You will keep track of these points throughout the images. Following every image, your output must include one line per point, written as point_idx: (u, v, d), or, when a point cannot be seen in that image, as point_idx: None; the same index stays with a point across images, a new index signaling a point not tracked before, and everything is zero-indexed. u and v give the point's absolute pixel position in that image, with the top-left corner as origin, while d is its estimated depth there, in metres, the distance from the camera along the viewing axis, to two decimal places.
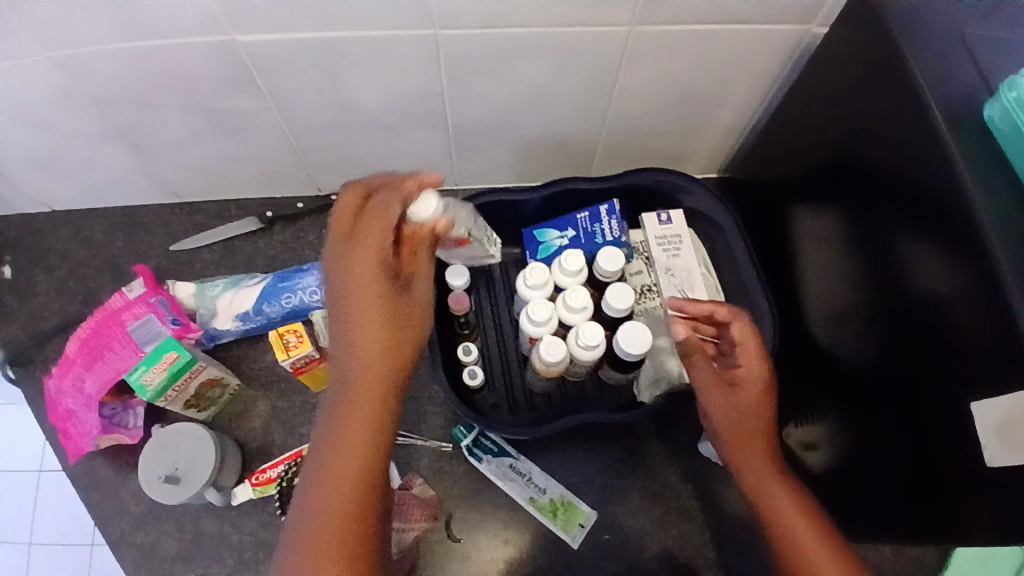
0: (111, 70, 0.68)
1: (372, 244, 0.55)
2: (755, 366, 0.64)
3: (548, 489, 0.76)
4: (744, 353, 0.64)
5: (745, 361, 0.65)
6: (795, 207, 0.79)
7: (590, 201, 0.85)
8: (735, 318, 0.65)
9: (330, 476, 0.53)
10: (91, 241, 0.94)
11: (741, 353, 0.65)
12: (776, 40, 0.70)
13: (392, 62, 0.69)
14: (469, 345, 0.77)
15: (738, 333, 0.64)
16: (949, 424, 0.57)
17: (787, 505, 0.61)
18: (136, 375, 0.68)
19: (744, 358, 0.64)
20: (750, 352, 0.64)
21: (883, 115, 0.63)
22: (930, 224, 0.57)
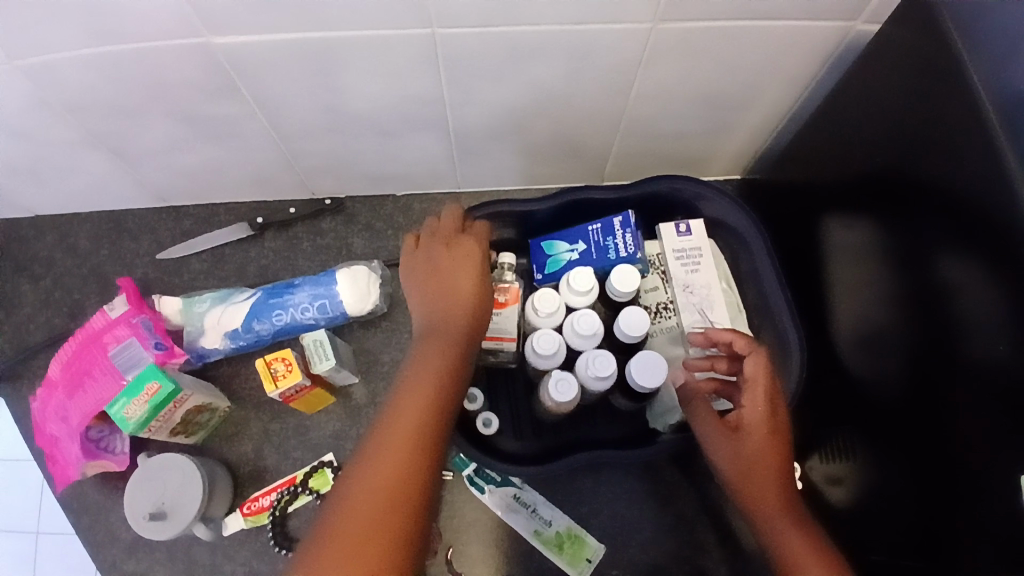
0: (84, 79, 0.62)
1: (469, 240, 0.64)
2: (759, 408, 0.60)
3: (554, 521, 0.72)
4: (750, 391, 0.61)
5: (749, 402, 0.61)
6: (829, 219, 0.72)
7: (602, 211, 0.78)
8: (750, 352, 0.62)
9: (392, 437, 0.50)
10: (76, 248, 0.89)
11: (746, 392, 0.61)
12: (818, 38, 0.63)
13: (388, 63, 0.62)
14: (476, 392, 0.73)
15: (749, 367, 0.62)
16: (1002, 486, 0.51)
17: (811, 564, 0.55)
18: (117, 407, 0.65)
19: (749, 397, 0.61)
20: (758, 390, 0.61)
21: (936, 129, 0.55)
22: (990, 259, 0.50)
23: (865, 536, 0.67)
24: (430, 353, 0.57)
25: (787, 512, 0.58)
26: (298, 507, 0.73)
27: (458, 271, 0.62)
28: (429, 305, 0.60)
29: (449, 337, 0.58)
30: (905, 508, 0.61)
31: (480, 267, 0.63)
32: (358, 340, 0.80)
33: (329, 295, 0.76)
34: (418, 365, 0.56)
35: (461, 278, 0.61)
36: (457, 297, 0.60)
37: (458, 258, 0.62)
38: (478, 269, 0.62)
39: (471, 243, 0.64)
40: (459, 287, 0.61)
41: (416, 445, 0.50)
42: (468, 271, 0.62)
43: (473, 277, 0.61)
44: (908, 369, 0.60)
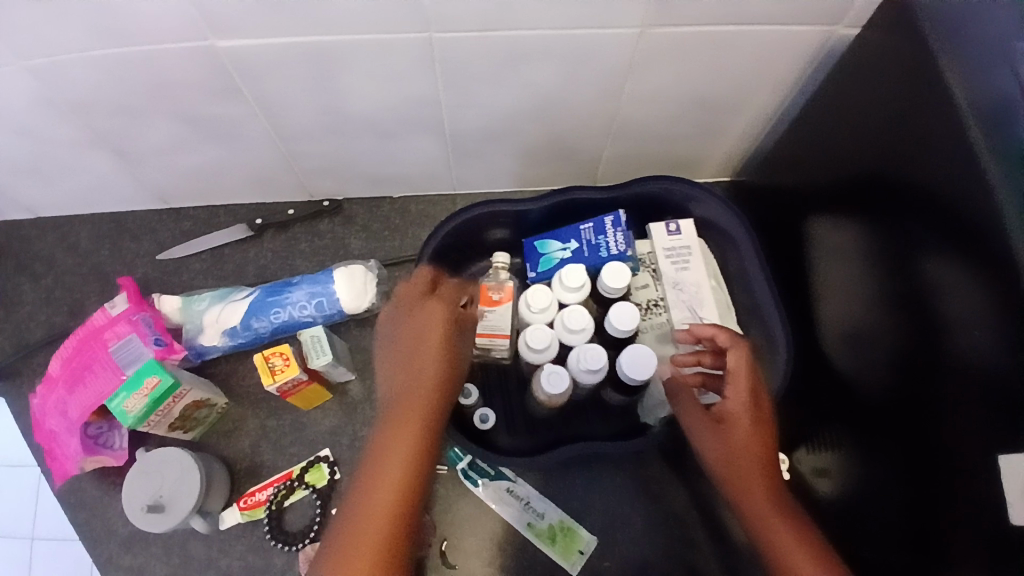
0: (89, 79, 0.64)
1: (435, 304, 0.64)
2: (741, 400, 0.62)
3: (546, 514, 0.73)
4: (732, 383, 0.63)
5: (732, 395, 0.62)
6: (814, 219, 0.74)
7: (594, 211, 0.80)
8: (732, 346, 0.64)
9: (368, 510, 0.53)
10: (77, 248, 0.90)
11: (729, 384, 0.63)
12: (800, 42, 0.65)
13: (385, 66, 0.64)
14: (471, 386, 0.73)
15: (731, 360, 0.63)
16: (978, 472, 0.52)
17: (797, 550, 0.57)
18: (117, 401, 0.66)
19: (731, 390, 0.63)
20: (739, 382, 0.62)
21: (912, 129, 0.57)
22: (966, 254, 0.52)
23: (852, 528, 0.68)
24: (399, 425, 0.58)
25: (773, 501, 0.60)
26: (294, 502, 0.73)
27: (425, 336, 0.62)
28: (397, 372, 0.61)
29: (417, 405, 0.59)
30: (890, 499, 0.62)
31: (448, 328, 0.64)
32: (355, 338, 0.81)
33: (326, 294, 0.78)
34: (387, 436, 0.57)
35: (427, 342, 0.62)
36: (424, 361, 0.61)
37: (424, 323, 0.63)
38: (443, 332, 0.63)
39: (438, 304, 0.64)
40: (426, 352, 0.62)
41: (390, 527, 0.53)
42: (434, 334, 0.62)
43: (439, 341, 0.62)
44: (893, 366, 0.62)
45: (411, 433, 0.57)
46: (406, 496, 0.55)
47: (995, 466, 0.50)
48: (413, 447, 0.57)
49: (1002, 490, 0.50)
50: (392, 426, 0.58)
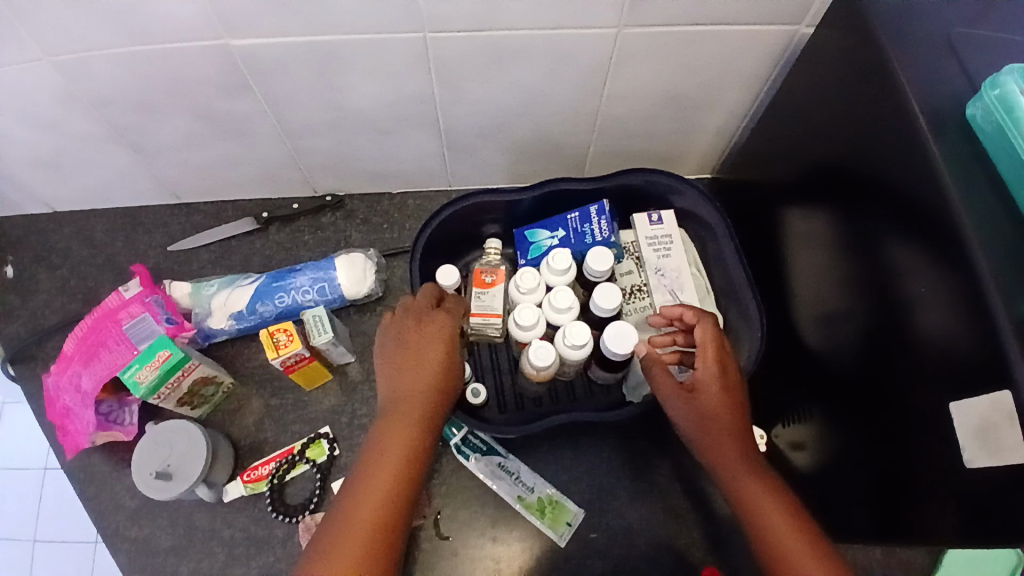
0: (110, 76, 0.69)
1: (443, 316, 0.69)
2: (709, 370, 0.66)
3: (536, 487, 0.77)
4: (701, 355, 0.67)
5: (701, 364, 0.67)
6: (785, 207, 0.79)
7: (581, 201, 0.85)
8: (699, 320, 0.69)
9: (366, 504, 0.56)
10: (92, 240, 0.95)
11: (698, 356, 0.67)
12: (766, 41, 0.71)
13: (384, 64, 0.70)
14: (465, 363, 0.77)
15: (698, 333, 0.67)
16: (934, 430, 0.56)
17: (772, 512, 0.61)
18: (129, 373, 0.70)
19: (700, 360, 0.67)
20: (708, 353, 0.67)
21: (864, 117, 0.63)
22: (918, 227, 0.56)
23: (831, 495, 0.72)
24: (397, 430, 0.61)
25: (746, 464, 0.64)
26: (295, 476, 0.77)
27: (433, 343, 0.66)
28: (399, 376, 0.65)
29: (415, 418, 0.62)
30: (861, 462, 0.66)
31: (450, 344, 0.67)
32: (355, 322, 0.85)
33: (328, 279, 0.82)
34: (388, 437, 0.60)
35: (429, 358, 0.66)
36: (425, 374, 0.65)
37: (431, 332, 0.67)
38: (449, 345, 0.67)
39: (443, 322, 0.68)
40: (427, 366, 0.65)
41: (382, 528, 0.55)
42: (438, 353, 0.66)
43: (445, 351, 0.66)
44: (863, 341, 0.65)
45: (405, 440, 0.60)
46: (395, 497, 0.57)
47: (949, 420, 0.54)
48: (409, 450, 0.60)
49: (955, 440, 0.54)
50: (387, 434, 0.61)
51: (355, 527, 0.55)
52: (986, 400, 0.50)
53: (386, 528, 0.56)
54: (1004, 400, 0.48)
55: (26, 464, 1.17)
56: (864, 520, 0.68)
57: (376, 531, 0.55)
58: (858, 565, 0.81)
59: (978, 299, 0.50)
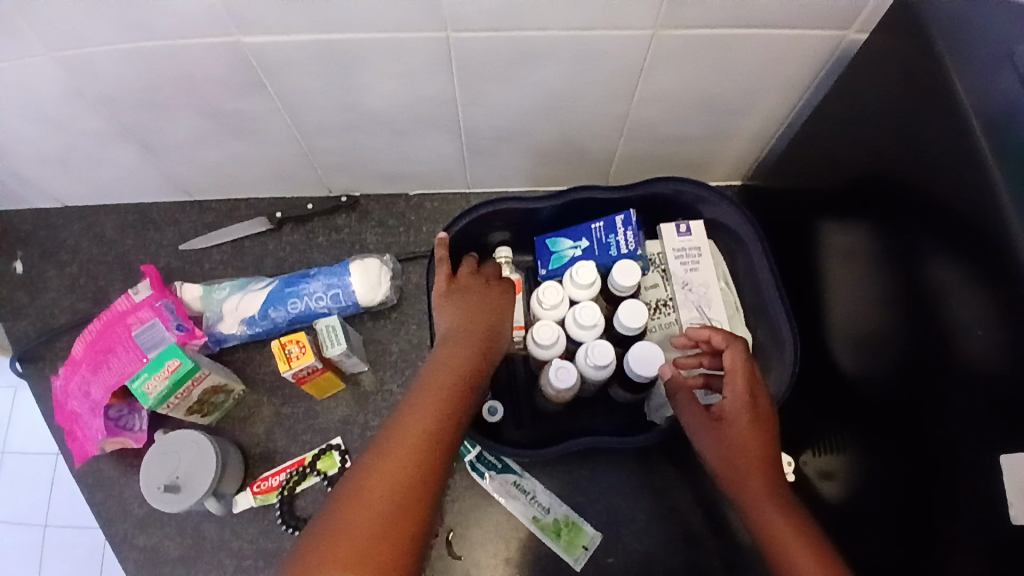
0: (119, 73, 0.67)
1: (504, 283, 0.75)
2: (739, 399, 0.63)
3: (552, 508, 0.74)
4: (730, 383, 0.64)
5: (730, 393, 0.64)
6: (822, 222, 0.75)
7: (605, 210, 0.81)
8: (729, 345, 0.65)
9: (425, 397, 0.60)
10: (102, 237, 0.94)
11: (727, 383, 0.64)
12: (812, 46, 0.66)
13: (405, 65, 0.66)
14: None
15: (727, 360, 0.64)
16: (982, 477, 0.52)
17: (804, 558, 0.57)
18: (138, 383, 0.68)
19: (729, 388, 0.64)
20: (738, 381, 0.64)
21: (919, 135, 0.58)
22: (975, 260, 0.52)
23: (857, 529, 0.69)
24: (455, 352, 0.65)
25: (774, 501, 0.60)
26: (305, 488, 0.75)
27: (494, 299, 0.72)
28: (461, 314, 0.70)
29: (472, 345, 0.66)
30: (895, 501, 0.63)
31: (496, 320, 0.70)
32: (368, 330, 0.83)
33: (342, 285, 0.80)
34: (447, 357, 0.65)
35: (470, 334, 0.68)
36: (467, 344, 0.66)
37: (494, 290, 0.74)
38: (504, 304, 0.73)
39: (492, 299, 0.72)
40: (468, 340, 0.67)
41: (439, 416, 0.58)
42: (482, 327, 0.69)
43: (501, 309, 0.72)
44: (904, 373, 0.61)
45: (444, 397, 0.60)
46: (435, 436, 0.56)
47: (999, 467, 0.50)
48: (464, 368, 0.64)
49: (1003, 489, 0.50)
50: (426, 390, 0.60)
51: (397, 455, 0.54)
52: None
53: (427, 446, 0.56)
54: None
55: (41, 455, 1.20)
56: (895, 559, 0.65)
57: (418, 449, 0.55)
58: None
59: None
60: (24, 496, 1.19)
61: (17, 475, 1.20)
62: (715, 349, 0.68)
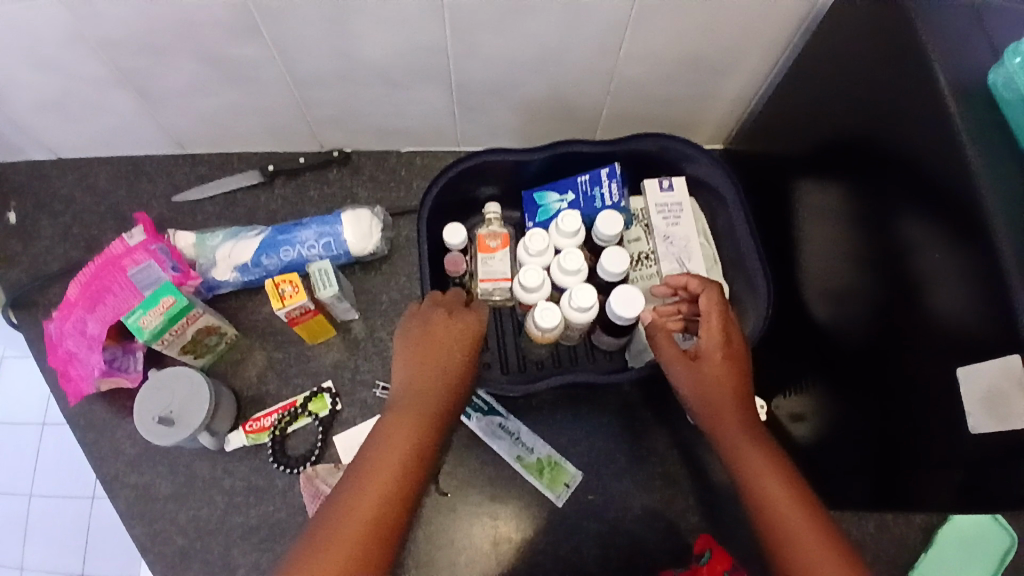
0: (117, 16, 0.67)
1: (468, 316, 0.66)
2: (714, 339, 0.66)
3: (535, 448, 0.78)
4: (706, 323, 0.67)
5: (706, 335, 0.67)
6: (798, 179, 0.78)
7: (592, 164, 0.84)
8: (704, 289, 0.69)
9: (374, 472, 0.55)
10: (96, 188, 0.95)
11: (703, 325, 0.67)
12: (789, 5, 0.69)
13: (399, 15, 0.68)
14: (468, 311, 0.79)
15: (703, 302, 0.67)
16: (942, 399, 0.56)
17: (777, 486, 0.60)
18: (133, 318, 0.70)
19: (704, 329, 0.67)
20: (712, 322, 0.67)
21: (887, 87, 0.61)
22: (931, 202, 0.56)
23: (828, 466, 0.73)
24: (414, 410, 0.59)
25: (751, 434, 0.64)
26: (297, 428, 0.78)
27: (451, 337, 0.64)
28: (416, 361, 0.62)
29: (432, 401, 0.60)
30: (860, 435, 0.67)
31: (452, 384, 0.62)
32: (359, 280, 0.85)
33: (334, 234, 0.82)
34: (401, 415, 0.59)
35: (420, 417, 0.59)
36: (412, 420, 0.59)
37: (454, 324, 0.65)
38: (469, 343, 0.64)
39: (451, 352, 0.63)
40: (424, 400, 0.60)
41: (386, 494, 0.55)
42: (444, 382, 0.62)
43: (461, 346, 0.64)
44: (873, 315, 0.64)
45: (385, 489, 0.55)
46: (383, 524, 0.53)
47: (956, 388, 0.54)
48: (421, 430, 0.58)
49: (961, 407, 0.54)
50: (373, 472, 0.55)
51: (342, 545, 0.52)
52: (994, 364, 0.50)
53: (374, 534, 0.53)
54: (1014, 365, 0.48)
55: (26, 417, 1.24)
56: (858, 489, 0.69)
57: (366, 538, 0.52)
58: (850, 536, 0.81)
59: (997, 273, 0.49)
60: (8, 458, 1.22)
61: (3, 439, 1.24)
62: (691, 296, 0.71)
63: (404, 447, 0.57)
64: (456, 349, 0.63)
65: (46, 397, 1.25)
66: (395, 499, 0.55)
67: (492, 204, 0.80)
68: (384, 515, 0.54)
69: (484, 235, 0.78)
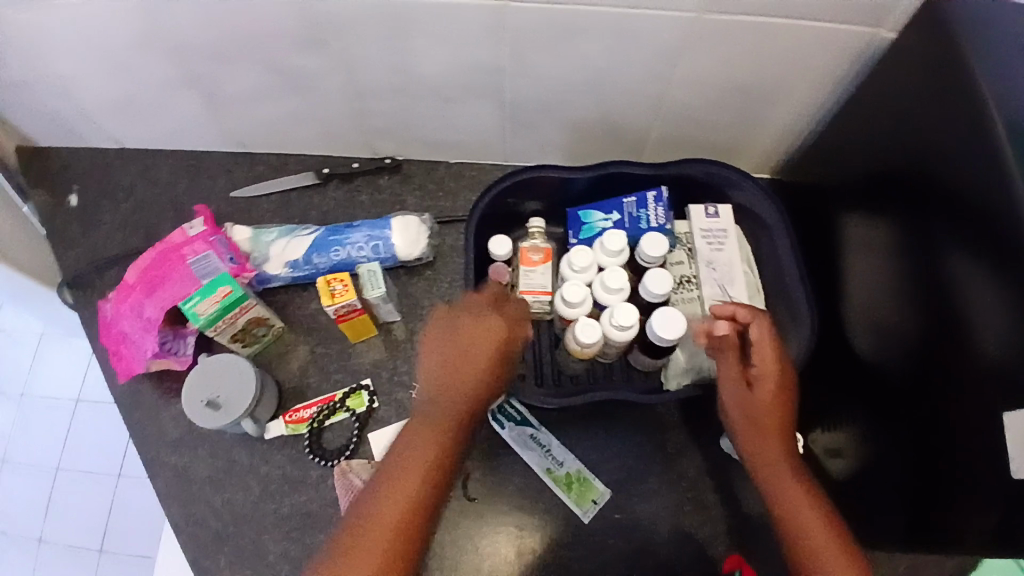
0: (195, 19, 0.72)
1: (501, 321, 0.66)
2: (769, 367, 0.66)
3: (565, 462, 0.78)
4: (759, 352, 0.66)
5: (759, 361, 0.66)
6: (844, 213, 0.78)
7: (637, 186, 0.85)
8: (754, 319, 0.67)
9: (400, 475, 0.60)
10: (157, 180, 0.99)
11: (756, 353, 0.66)
12: (843, 42, 0.70)
13: (460, 33, 0.71)
14: None
15: (756, 334, 0.66)
16: (987, 442, 0.55)
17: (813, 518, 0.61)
18: (191, 304, 0.73)
19: (758, 357, 0.66)
20: (766, 350, 0.66)
21: (940, 128, 0.62)
22: (980, 245, 0.56)
23: (863, 503, 0.72)
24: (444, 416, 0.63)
25: (789, 464, 0.64)
26: (334, 423, 0.80)
27: (482, 342, 0.65)
28: (447, 364, 0.65)
29: (463, 406, 0.63)
30: (899, 474, 0.66)
31: (483, 389, 0.64)
32: (403, 284, 0.88)
33: (383, 238, 0.84)
34: (424, 419, 0.62)
35: (432, 450, 0.61)
36: (435, 424, 0.62)
37: (486, 328, 0.66)
38: (501, 347, 0.65)
39: (482, 357, 0.64)
40: (456, 406, 0.63)
41: (410, 496, 0.59)
42: (476, 387, 0.64)
43: (491, 351, 0.65)
44: (916, 355, 0.64)
45: (410, 490, 0.59)
46: (409, 526, 0.58)
47: (1002, 432, 0.53)
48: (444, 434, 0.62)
49: (1006, 450, 0.53)
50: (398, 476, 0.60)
51: (374, 541, 0.57)
52: None
53: (401, 532, 0.58)
54: None
55: (59, 394, 1.29)
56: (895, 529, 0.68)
57: (394, 536, 0.57)
58: None
59: None
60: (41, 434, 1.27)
61: (37, 414, 1.28)
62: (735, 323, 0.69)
63: (427, 452, 0.61)
64: (486, 353, 0.65)
65: (81, 375, 1.30)
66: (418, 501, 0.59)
67: (536, 219, 0.82)
68: (410, 517, 0.58)
69: (527, 248, 0.81)
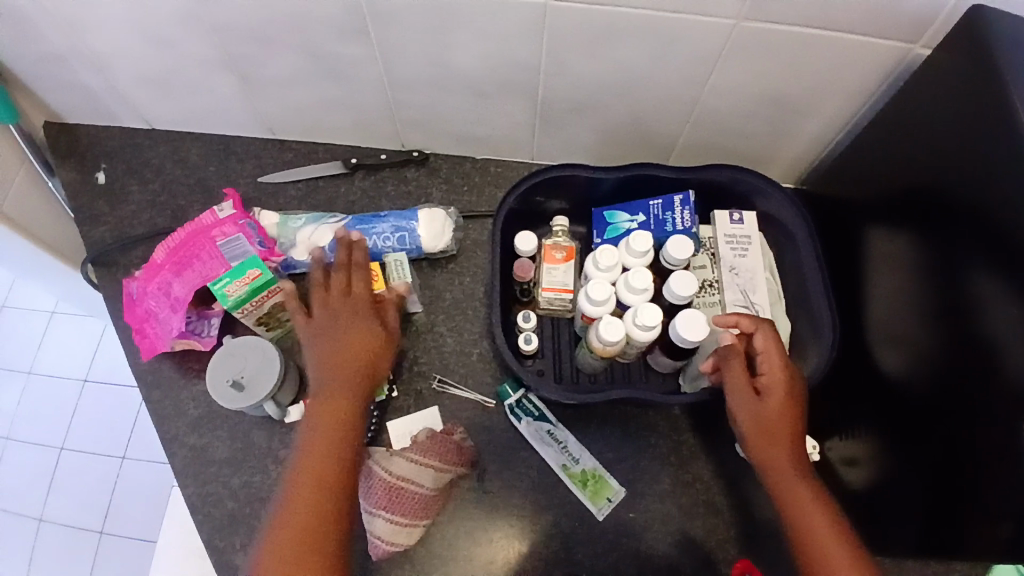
0: (239, 2, 0.72)
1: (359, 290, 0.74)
2: (777, 375, 0.67)
3: (581, 459, 0.78)
4: (766, 359, 0.68)
5: (768, 370, 0.68)
6: (869, 225, 0.79)
7: (663, 189, 0.86)
8: (759, 327, 0.69)
9: (325, 432, 0.67)
10: (185, 161, 1.00)
11: (763, 360, 0.68)
12: (878, 55, 0.70)
13: (501, 28, 0.72)
14: (529, 312, 0.80)
15: (761, 340, 0.68)
16: (1011, 456, 0.55)
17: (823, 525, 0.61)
18: (220, 285, 0.75)
19: (766, 364, 0.68)
20: (772, 358, 0.68)
21: (971, 143, 0.62)
22: (1004, 263, 0.56)
23: (878, 514, 0.73)
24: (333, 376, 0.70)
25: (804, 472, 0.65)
26: None
27: (358, 311, 0.73)
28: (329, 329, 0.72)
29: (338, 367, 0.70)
30: (917, 486, 0.66)
31: (352, 351, 0.71)
32: (426, 275, 0.88)
33: (409, 229, 0.85)
34: (340, 383, 0.70)
35: (322, 424, 0.68)
36: (345, 389, 0.70)
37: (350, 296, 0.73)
38: (361, 313, 0.73)
39: (351, 324, 0.72)
40: (339, 367, 0.70)
41: (335, 452, 0.66)
42: (349, 349, 0.71)
43: (363, 320, 0.72)
44: (936, 368, 0.64)
45: (331, 446, 0.66)
46: (332, 477, 0.65)
47: None
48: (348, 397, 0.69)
49: None
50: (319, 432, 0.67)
51: (304, 489, 0.64)
52: None
53: (326, 482, 0.65)
54: None
55: (68, 375, 1.36)
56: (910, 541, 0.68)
57: (322, 486, 0.64)
58: None
59: None
60: (47, 413, 1.34)
61: (44, 392, 1.35)
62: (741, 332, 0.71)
63: (338, 412, 0.68)
64: (357, 321, 0.72)
65: (89, 359, 1.37)
66: (338, 456, 0.66)
67: (560, 217, 0.82)
68: (331, 470, 0.65)
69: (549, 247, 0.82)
